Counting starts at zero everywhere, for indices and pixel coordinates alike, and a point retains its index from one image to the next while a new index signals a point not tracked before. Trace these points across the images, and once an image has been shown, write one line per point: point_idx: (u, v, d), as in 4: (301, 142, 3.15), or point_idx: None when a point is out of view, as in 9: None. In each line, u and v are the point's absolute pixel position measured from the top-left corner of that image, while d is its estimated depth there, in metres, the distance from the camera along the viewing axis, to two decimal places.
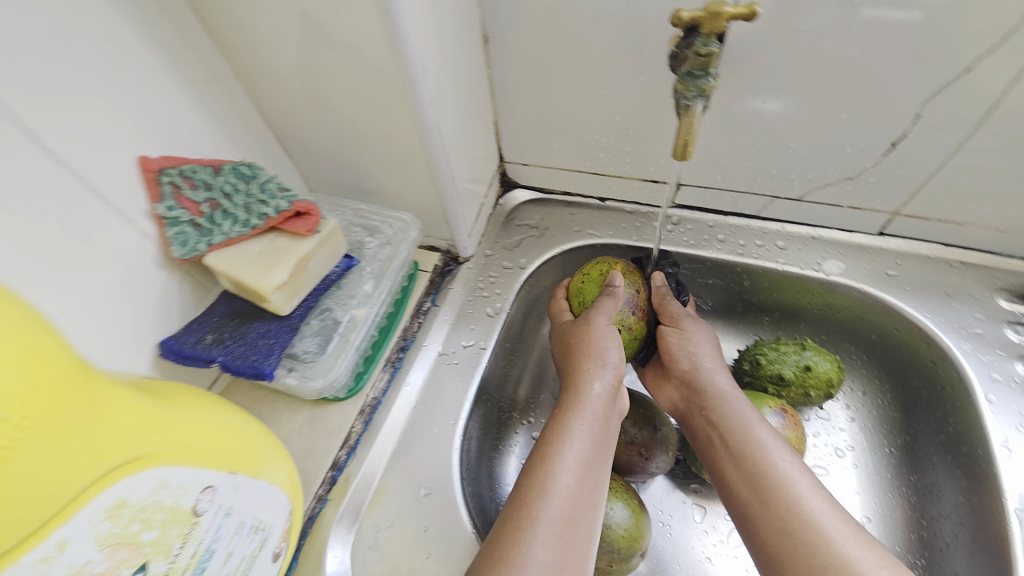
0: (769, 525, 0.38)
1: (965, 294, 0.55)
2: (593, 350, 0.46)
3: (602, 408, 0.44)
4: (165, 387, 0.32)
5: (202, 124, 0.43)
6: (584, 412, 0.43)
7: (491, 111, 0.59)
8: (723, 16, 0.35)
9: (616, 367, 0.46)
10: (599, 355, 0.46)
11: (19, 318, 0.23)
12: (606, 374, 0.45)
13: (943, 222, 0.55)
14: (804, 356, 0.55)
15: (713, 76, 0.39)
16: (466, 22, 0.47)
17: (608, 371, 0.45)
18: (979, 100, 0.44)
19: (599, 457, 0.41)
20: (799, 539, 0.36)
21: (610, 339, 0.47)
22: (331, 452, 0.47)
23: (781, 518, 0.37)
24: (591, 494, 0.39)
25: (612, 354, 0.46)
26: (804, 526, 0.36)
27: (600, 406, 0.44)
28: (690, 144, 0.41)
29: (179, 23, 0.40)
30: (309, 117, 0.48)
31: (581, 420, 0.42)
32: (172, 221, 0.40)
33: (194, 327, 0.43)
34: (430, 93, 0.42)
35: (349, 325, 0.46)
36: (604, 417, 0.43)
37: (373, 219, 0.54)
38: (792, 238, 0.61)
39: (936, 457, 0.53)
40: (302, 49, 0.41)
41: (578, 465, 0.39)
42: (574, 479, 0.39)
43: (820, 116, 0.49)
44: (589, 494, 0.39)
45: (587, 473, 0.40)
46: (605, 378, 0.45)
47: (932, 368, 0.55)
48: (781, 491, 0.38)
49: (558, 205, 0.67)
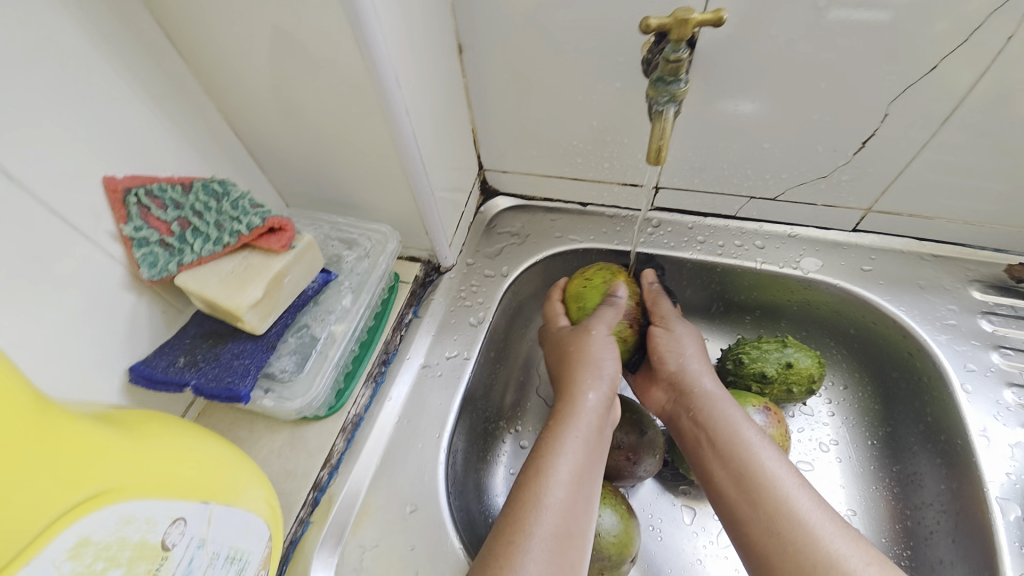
0: (758, 525, 0.38)
1: (938, 286, 0.56)
2: (588, 360, 0.46)
3: (596, 418, 0.43)
4: (133, 416, 0.31)
5: (169, 141, 0.42)
6: (577, 423, 0.42)
7: (467, 120, 0.58)
8: (691, 23, 0.35)
9: (611, 378, 0.46)
10: (595, 365, 0.46)
11: None
12: (602, 385, 0.45)
13: (914, 217, 0.56)
14: (786, 353, 0.55)
15: (684, 81, 0.39)
16: (438, 32, 0.47)
17: (604, 383, 0.45)
18: (943, 98, 0.45)
19: (591, 468, 0.41)
20: (787, 539, 0.36)
21: (607, 350, 0.47)
22: (313, 473, 0.45)
23: (768, 517, 0.37)
24: (585, 506, 0.39)
25: (607, 363, 0.46)
26: (792, 525, 0.36)
27: (594, 418, 0.43)
28: (663, 148, 0.42)
29: (143, 39, 0.39)
30: (281, 131, 0.47)
31: (575, 432, 0.42)
32: (140, 242, 0.39)
33: (166, 350, 0.42)
34: (404, 104, 0.42)
35: (327, 341, 0.45)
36: (598, 429, 0.43)
37: (351, 231, 0.53)
38: (770, 236, 0.61)
39: (916, 446, 0.54)
40: (271, 62, 0.40)
41: (571, 477, 0.39)
42: (568, 492, 0.38)
43: (792, 117, 0.50)
44: (583, 506, 0.39)
45: (581, 485, 0.39)
46: (600, 390, 0.45)
47: (909, 359, 0.56)
48: (769, 492, 0.38)
49: (538, 211, 0.67)
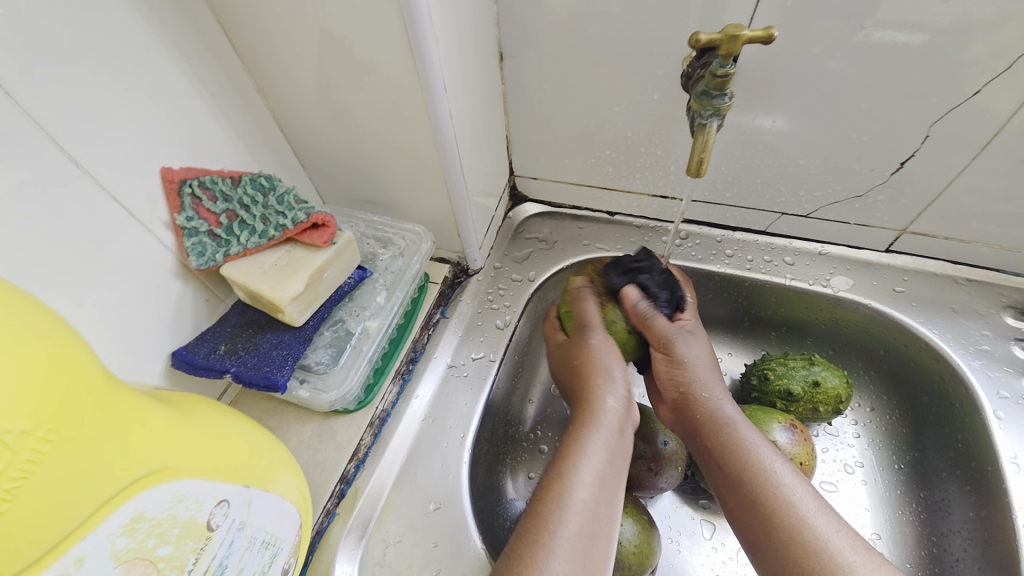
0: (774, 552, 0.37)
1: (972, 311, 0.56)
2: (598, 367, 0.45)
3: (616, 420, 0.44)
4: (179, 397, 0.32)
5: (221, 135, 0.44)
6: (598, 425, 0.43)
7: (503, 126, 0.59)
8: (740, 40, 0.35)
9: (623, 379, 0.46)
10: (606, 371, 0.45)
11: (46, 330, 0.23)
12: (617, 388, 0.45)
13: (950, 240, 0.55)
14: (813, 371, 0.55)
15: (729, 95, 0.39)
16: (483, 40, 0.48)
17: (619, 385, 0.45)
18: (987, 122, 0.45)
19: (614, 471, 0.41)
20: (804, 565, 0.36)
21: (611, 354, 0.46)
22: (340, 465, 0.46)
23: (784, 544, 0.37)
24: (608, 508, 0.39)
25: (617, 368, 0.46)
26: (813, 557, 0.36)
27: (615, 419, 0.44)
28: (704, 162, 0.42)
29: (203, 37, 0.40)
30: (326, 131, 0.48)
31: (597, 434, 0.42)
32: (190, 232, 0.40)
33: (206, 337, 0.43)
34: (448, 109, 0.43)
35: (361, 337, 0.46)
36: (619, 430, 0.44)
37: (385, 231, 0.54)
38: (800, 253, 0.61)
39: (945, 473, 0.53)
40: (322, 65, 0.42)
41: (594, 480, 0.39)
42: (591, 494, 0.39)
43: (830, 135, 0.50)
44: (607, 509, 0.39)
45: (603, 487, 0.40)
46: (617, 392, 0.45)
47: (941, 384, 0.55)
48: (788, 522, 0.37)
49: (566, 218, 0.68)
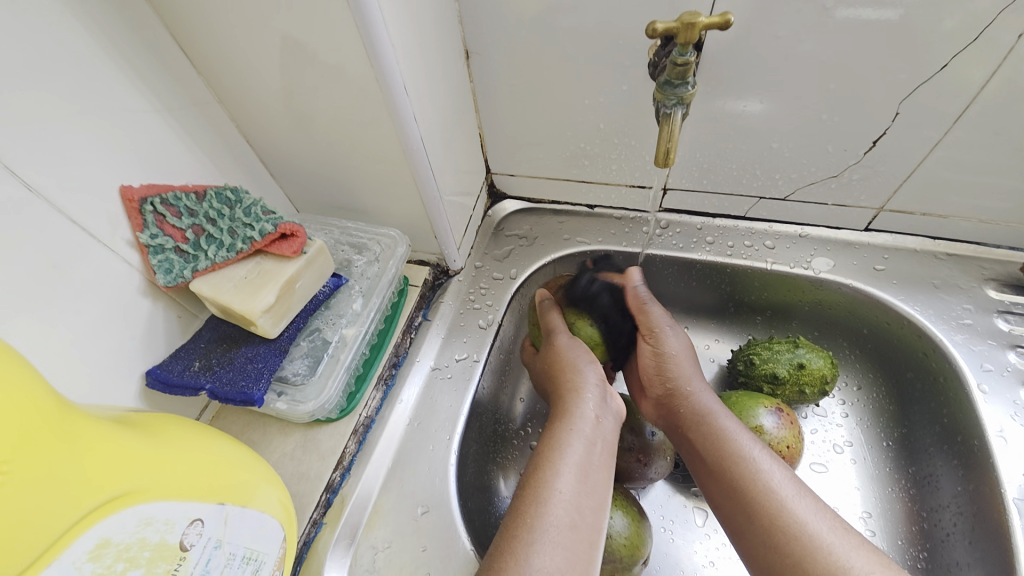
0: (756, 537, 0.38)
1: (953, 285, 0.56)
2: (569, 364, 0.47)
3: (593, 410, 0.44)
4: (149, 419, 0.32)
5: (183, 149, 0.43)
6: (574, 419, 0.43)
7: (475, 124, 0.59)
8: (698, 27, 0.35)
9: (596, 370, 0.46)
10: (576, 368, 0.46)
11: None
12: (590, 379, 0.45)
13: (928, 215, 0.55)
14: (798, 354, 0.55)
15: (691, 84, 0.39)
16: (446, 38, 0.48)
17: (591, 376, 0.46)
18: (956, 95, 0.44)
19: (595, 461, 0.41)
20: (784, 551, 0.36)
21: (580, 351, 0.48)
22: (325, 474, 0.46)
23: (766, 530, 0.37)
24: (591, 500, 0.39)
25: (586, 363, 0.47)
26: (790, 539, 0.36)
27: (591, 410, 0.44)
28: (671, 151, 0.42)
29: (157, 51, 0.40)
30: (293, 139, 0.48)
31: (571, 427, 0.42)
32: (156, 249, 0.39)
33: (181, 355, 0.42)
34: (412, 111, 0.42)
35: (339, 345, 0.45)
36: (596, 420, 0.43)
37: (361, 236, 0.54)
38: (780, 236, 0.61)
39: (933, 448, 0.53)
40: (282, 73, 0.41)
41: (574, 470, 0.39)
42: (571, 485, 0.39)
43: (801, 116, 0.49)
44: (589, 499, 0.39)
45: (584, 477, 0.39)
46: (590, 385, 0.45)
47: (925, 359, 0.55)
48: (766, 505, 0.38)
49: (546, 214, 0.68)
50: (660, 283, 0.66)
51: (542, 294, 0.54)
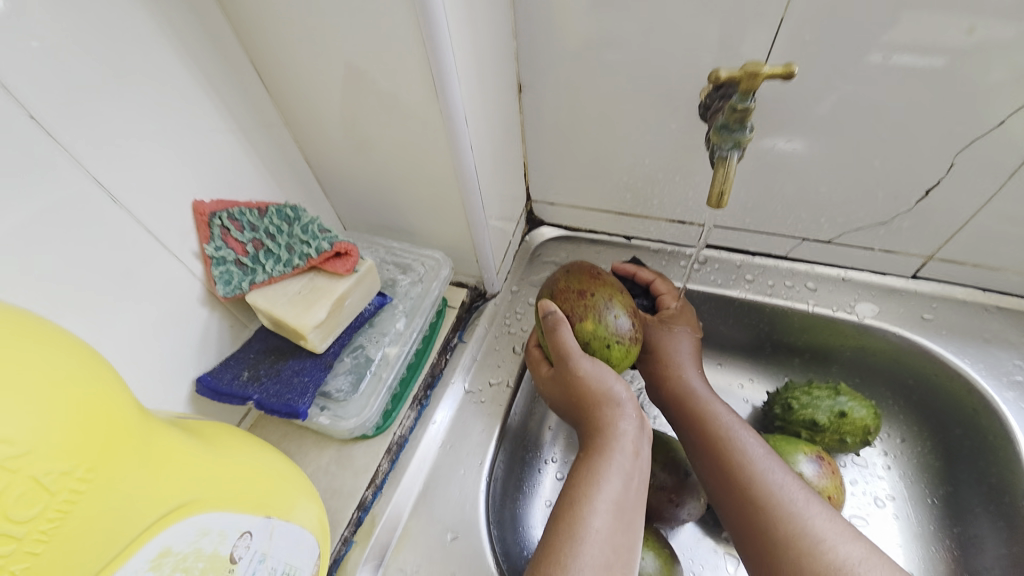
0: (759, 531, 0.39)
1: (1006, 340, 0.54)
2: (603, 395, 0.44)
3: (631, 442, 0.42)
4: (205, 426, 0.33)
5: (250, 167, 0.45)
6: (609, 450, 0.42)
7: (521, 153, 0.60)
8: (760, 76, 0.35)
9: (631, 399, 0.44)
10: (609, 397, 0.44)
11: (92, 370, 0.23)
12: (626, 410, 0.44)
13: (980, 267, 0.54)
14: (839, 402, 0.53)
15: (748, 128, 0.39)
16: (503, 72, 0.49)
17: (626, 407, 0.44)
18: (1021, 146, 0.43)
19: (631, 497, 0.40)
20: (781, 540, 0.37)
21: (608, 375, 0.45)
22: (358, 492, 0.46)
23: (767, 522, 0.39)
24: (626, 538, 0.38)
25: (620, 389, 0.45)
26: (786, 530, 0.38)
27: (629, 443, 0.42)
28: (725, 193, 0.41)
29: (235, 75, 0.42)
30: (349, 161, 0.50)
31: (610, 461, 0.41)
32: (218, 260, 0.41)
33: (230, 363, 0.44)
34: (469, 140, 0.44)
35: (381, 364, 0.46)
36: (635, 453, 0.42)
37: (405, 257, 0.55)
38: (822, 279, 0.60)
39: (979, 508, 0.51)
40: (348, 100, 0.43)
41: (610, 508, 0.39)
42: (606, 523, 0.38)
43: (852, 161, 0.49)
44: (623, 537, 0.38)
45: (620, 515, 0.39)
46: (628, 415, 0.44)
47: (974, 416, 0.52)
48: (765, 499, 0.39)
49: (582, 242, 0.68)
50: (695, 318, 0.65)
51: (549, 304, 0.48)
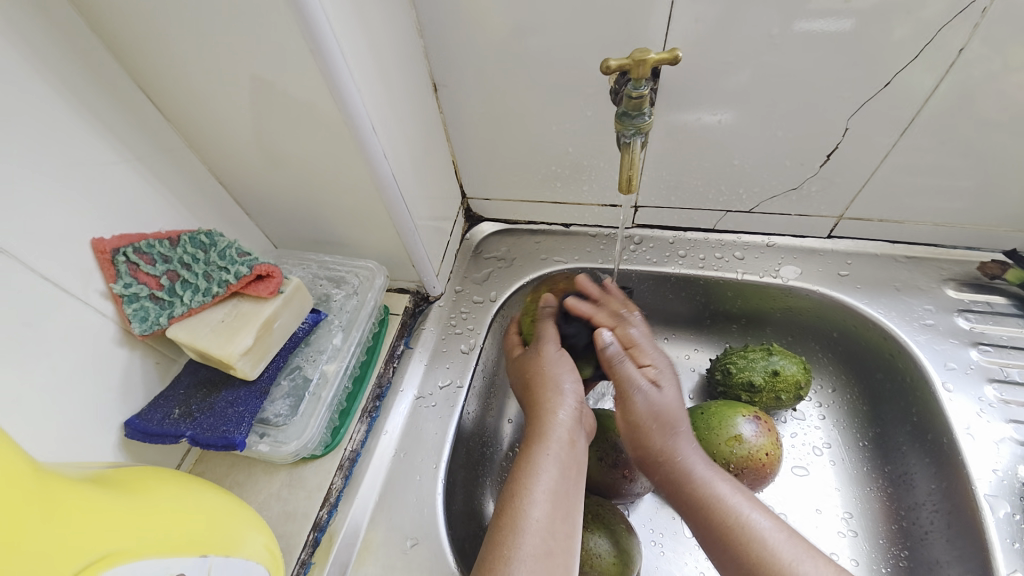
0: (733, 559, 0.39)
1: (914, 287, 0.58)
2: (548, 380, 0.47)
3: (568, 432, 0.45)
4: (137, 475, 0.34)
5: (154, 196, 0.43)
6: (549, 442, 0.43)
7: (448, 152, 0.60)
8: (648, 62, 0.37)
9: (574, 389, 0.47)
10: (557, 385, 0.47)
11: None
12: (567, 400, 0.46)
13: (885, 221, 0.58)
14: (772, 361, 0.56)
15: (647, 114, 0.40)
16: (413, 74, 0.49)
17: (568, 397, 0.46)
18: (907, 102, 0.47)
19: (567, 482, 0.42)
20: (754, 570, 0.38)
21: (563, 364, 0.48)
22: (313, 513, 0.46)
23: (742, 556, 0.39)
24: (564, 524, 0.40)
25: (567, 378, 0.47)
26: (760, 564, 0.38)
27: (565, 433, 0.44)
28: (634, 178, 0.43)
29: (124, 100, 0.40)
30: (267, 178, 0.48)
31: (547, 451, 0.43)
32: (130, 298, 0.39)
33: (159, 402, 0.42)
34: (382, 148, 0.43)
35: (320, 382, 0.45)
36: (570, 441, 0.44)
37: (338, 270, 0.54)
38: (748, 247, 0.63)
39: (905, 445, 0.55)
40: (254, 119, 0.42)
41: (547, 497, 0.40)
42: (545, 512, 0.39)
43: (760, 133, 0.52)
44: (563, 525, 0.39)
45: (558, 503, 0.40)
46: (567, 404, 0.46)
47: (891, 360, 0.57)
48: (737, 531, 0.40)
49: (522, 234, 0.69)
50: (638, 297, 0.67)
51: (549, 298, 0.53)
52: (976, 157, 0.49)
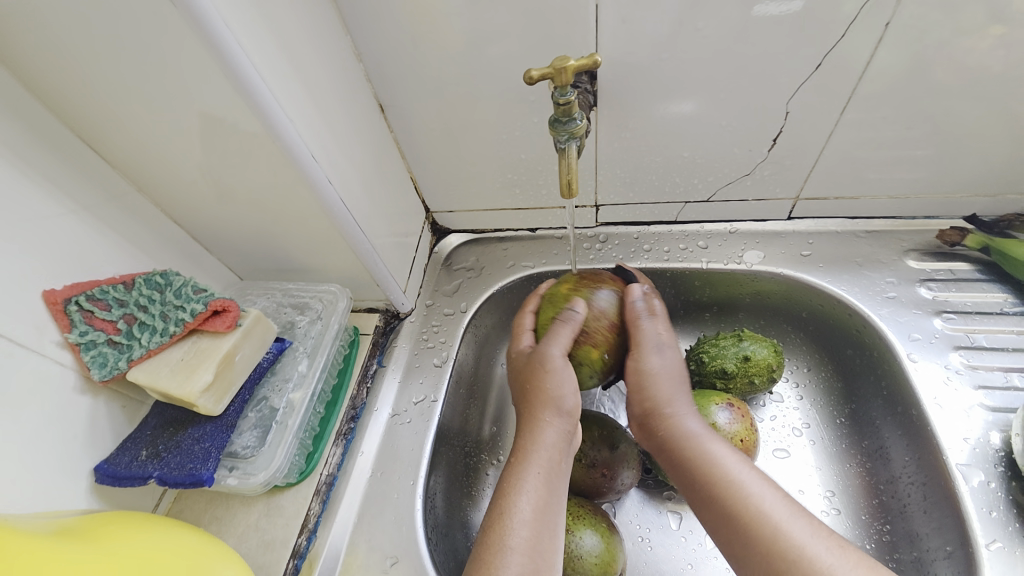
0: (745, 540, 0.37)
1: (876, 261, 0.58)
2: (547, 396, 0.46)
3: (557, 449, 0.44)
4: (111, 521, 0.36)
5: (106, 242, 0.44)
6: (539, 459, 0.43)
7: (404, 170, 0.61)
8: (569, 69, 0.38)
9: (573, 410, 0.46)
10: (556, 402, 0.45)
11: None
12: (562, 419, 0.45)
13: (841, 198, 0.58)
14: (743, 347, 0.57)
15: (579, 119, 0.42)
16: (355, 97, 0.50)
17: (563, 415, 0.45)
18: (841, 81, 0.47)
19: (553, 498, 0.42)
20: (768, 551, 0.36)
21: (568, 381, 0.46)
22: (291, 540, 0.46)
23: (753, 535, 0.37)
24: (550, 541, 0.40)
25: (569, 399, 0.46)
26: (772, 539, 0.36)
27: (555, 450, 0.44)
28: (573, 181, 0.44)
29: (65, 152, 0.41)
30: (220, 213, 0.49)
31: (536, 468, 0.43)
32: (88, 345, 0.40)
33: (128, 445, 0.43)
34: (325, 174, 0.44)
35: (286, 411, 0.46)
36: (559, 460, 0.44)
37: (302, 296, 0.55)
38: (711, 236, 0.63)
39: (879, 420, 0.55)
40: (197, 158, 0.43)
41: (532, 515, 0.40)
42: (531, 529, 0.40)
43: (704, 124, 0.52)
44: (547, 541, 0.40)
45: (543, 520, 0.40)
46: (559, 422, 0.45)
47: (859, 336, 0.57)
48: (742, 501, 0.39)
49: (490, 243, 0.69)
50: None
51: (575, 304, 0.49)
52: (918, 129, 0.50)
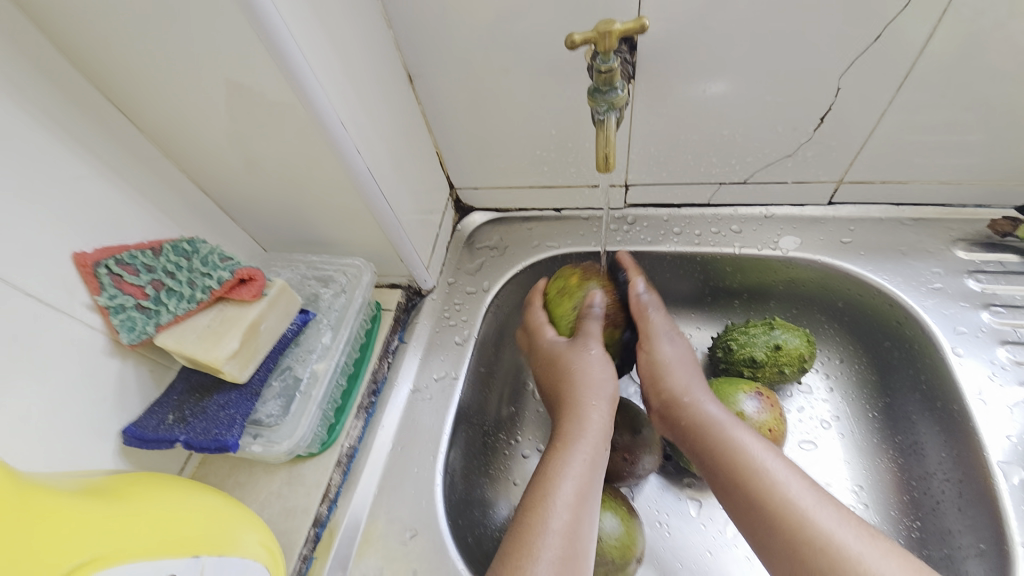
0: (778, 538, 0.36)
1: (921, 250, 0.56)
2: (582, 378, 0.46)
3: (598, 433, 0.44)
4: (121, 482, 0.36)
5: (133, 206, 0.43)
6: (581, 442, 0.43)
7: (430, 143, 0.59)
8: (613, 33, 0.36)
9: (609, 392, 0.46)
10: (591, 383, 0.46)
11: None
12: (602, 403, 0.45)
13: (889, 183, 0.55)
14: (773, 335, 0.55)
15: (621, 89, 0.40)
16: (383, 64, 0.48)
17: (603, 399, 0.46)
18: (901, 56, 0.44)
19: (595, 486, 0.41)
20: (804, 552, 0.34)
21: (605, 368, 0.47)
22: (313, 508, 0.46)
23: (788, 535, 0.36)
24: (588, 525, 0.39)
25: (604, 374, 0.47)
26: (811, 542, 0.35)
27: (599, 434, 0.44)
28: (610, 156, 0.42)
29: (93, 113, 0.40)
30: (246, 181, 0.48)
31: (578, 451, 0.42)
32: (116, 309, 0.40)
33: (155, 409, 0.43)
34: (353, 143, 0.43)
35: (310, 381, 0.46)
36: (603, 443, 0.44)
37: (326, 268, 0.54)
38: (745, 220, 0.61)
39: (915, 415, 0.53)
40: (225, 123, 0.42)
41: (573, 499, 0.39)
42: (571, 512, 0.39)
43: (747, 100, 0.50)
44: (586, 525, 0.39)
45: (584, 504, 0.39)
46: (601, 407, 0.45)
47: (899, 328, 0.55)
48: (774, 496, 0.37)
49: (515, 222, 0.68)
50: None
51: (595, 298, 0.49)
52: (980, 110, 0.47)
